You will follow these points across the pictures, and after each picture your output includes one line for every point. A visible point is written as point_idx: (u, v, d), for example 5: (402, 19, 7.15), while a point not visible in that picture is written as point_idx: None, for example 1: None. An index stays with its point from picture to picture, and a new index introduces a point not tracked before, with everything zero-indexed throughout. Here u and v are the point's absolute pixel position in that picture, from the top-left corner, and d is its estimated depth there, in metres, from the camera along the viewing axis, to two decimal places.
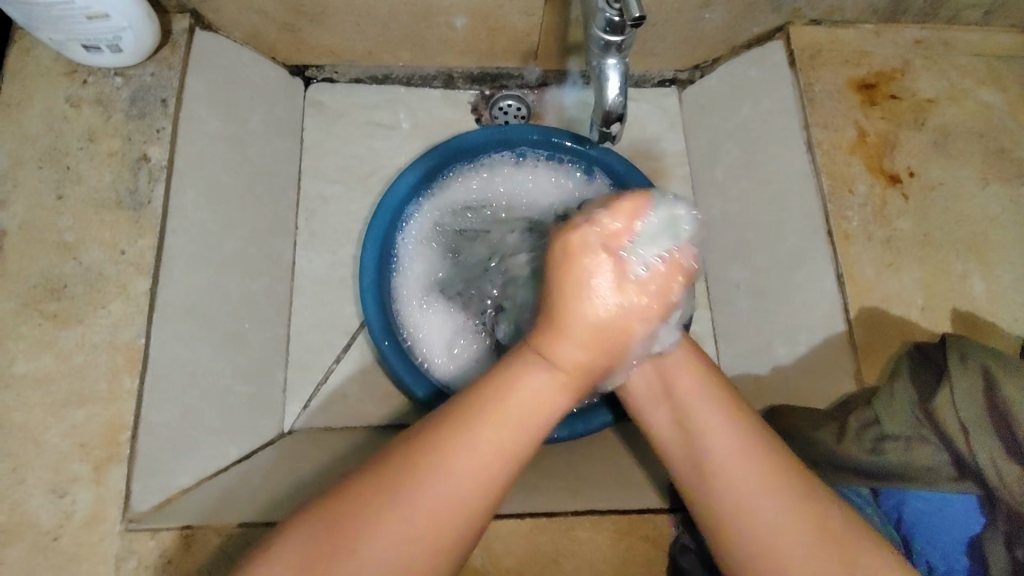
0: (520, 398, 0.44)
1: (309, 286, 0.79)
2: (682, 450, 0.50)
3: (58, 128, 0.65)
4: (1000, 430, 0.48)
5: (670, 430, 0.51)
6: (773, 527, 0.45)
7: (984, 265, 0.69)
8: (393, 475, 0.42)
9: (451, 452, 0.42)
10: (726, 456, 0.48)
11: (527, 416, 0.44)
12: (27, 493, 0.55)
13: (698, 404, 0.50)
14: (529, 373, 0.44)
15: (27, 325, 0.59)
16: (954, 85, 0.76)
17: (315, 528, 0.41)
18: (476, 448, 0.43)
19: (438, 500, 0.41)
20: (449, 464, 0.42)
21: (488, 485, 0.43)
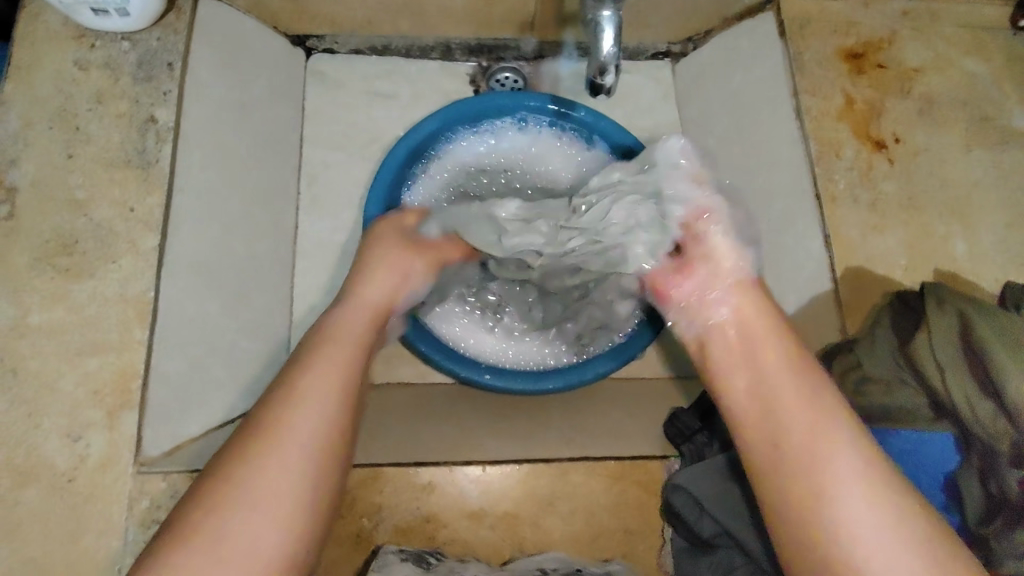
0: (315, 360, 0.50)
1: (312, 249, 0.82)
2: (754, 408, 0.52)
3: (67, 90, 0.66)
4: (974, 369, 0.50)
5: (748, 394, 0.53)
6: (813, 474, 0.47)
7: (966, 227, 0.71)
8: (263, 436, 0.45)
9: (287, 402, 0.47)
10: (803, 413, 0.49)
11: (316, 398, 0.47)
12: (42, 437, 0.57)
13: (778, 372, 0.52)
14: (322, 347, 0.51)
15: (40, 279, 0.61)
16: (940, 54, 0.78)
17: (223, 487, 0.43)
18: (279, 414, 0.46)
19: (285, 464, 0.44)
20: (284, 418, 0.46)
21: (321, 446, 0.46)
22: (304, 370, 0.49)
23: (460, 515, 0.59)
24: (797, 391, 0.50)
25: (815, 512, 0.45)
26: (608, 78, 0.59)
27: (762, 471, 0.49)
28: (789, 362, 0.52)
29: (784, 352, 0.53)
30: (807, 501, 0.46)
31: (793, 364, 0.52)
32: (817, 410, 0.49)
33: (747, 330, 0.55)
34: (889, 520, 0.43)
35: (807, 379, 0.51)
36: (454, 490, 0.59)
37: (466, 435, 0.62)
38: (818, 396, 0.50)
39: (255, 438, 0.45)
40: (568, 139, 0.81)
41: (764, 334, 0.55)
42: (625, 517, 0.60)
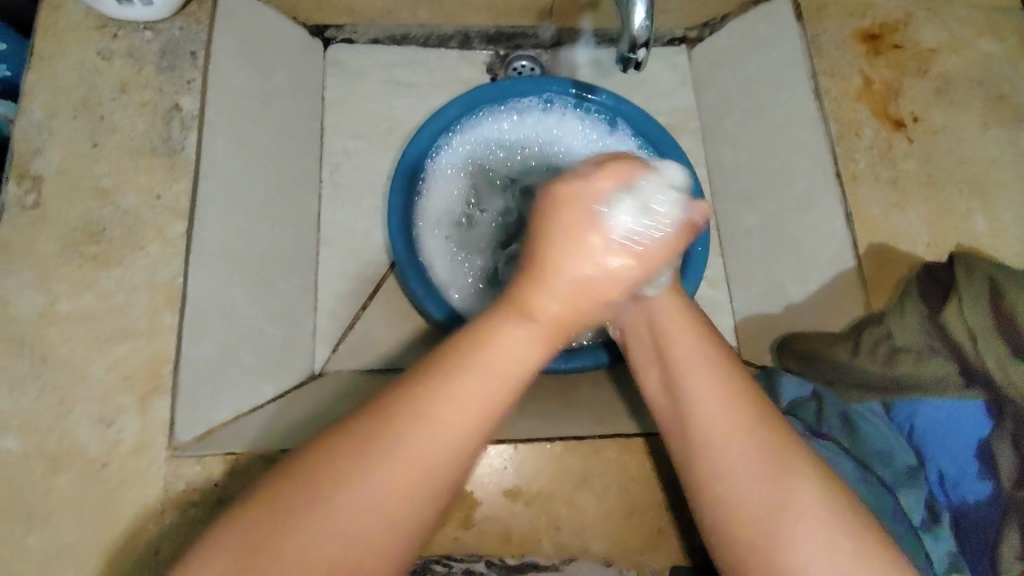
0: (500, 352, 0.44)
1: (333, 237, 0.82)
2: (667, 397, 0.49)
3: (91, 80, 0.66)
4: (1005, 333, 0.51)
5: (663, 396, 0.50)
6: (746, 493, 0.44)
7: (986, 203, 0.72)
8: (382, 421, 0.41)
9: (438, 400, 0.42)
10: (718, 418, 0.46)
11: (508, 364, 0.44)
12: (75, 423, 0.57)
13: (694, 364, 0.48)
14: (506, 329, 0.45)
15: (68, 266, 0.61)
16: (955, 35, 0.78)
17: (310, 477, 0.40)
18: (458, 395, 0.42)
19: (437, 436, 0.41)
20: (468, 387, 0.43)
21: (437, 471, 0.41)
22: (494, 330, 0.45)
23: (495, 494, 0.58)
24: (721, 399, 0.46)
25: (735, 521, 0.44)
26: (641, 52, 0.59)
27: (694, 474, 0.46)
28: (707, 350, 0.49)
29: (704, 346, 0.49)
30: (715, 493, 0.45)
31: (714, 366, 0.48)
32: (732, 412, 0.46)
33: (661, 322, 0.51)
34: (818, 524, 0.42)
35: (739, 387, 0.47)
36: (489, 467, 0.59)
37: (498, 419, 0.62)
38: (730, 395, 0.47)
39: (361, 427, 0.41)
40: (592, 121, 0.81)
41: (676, 328, 0.51)
42: (660, 493, 0.60)
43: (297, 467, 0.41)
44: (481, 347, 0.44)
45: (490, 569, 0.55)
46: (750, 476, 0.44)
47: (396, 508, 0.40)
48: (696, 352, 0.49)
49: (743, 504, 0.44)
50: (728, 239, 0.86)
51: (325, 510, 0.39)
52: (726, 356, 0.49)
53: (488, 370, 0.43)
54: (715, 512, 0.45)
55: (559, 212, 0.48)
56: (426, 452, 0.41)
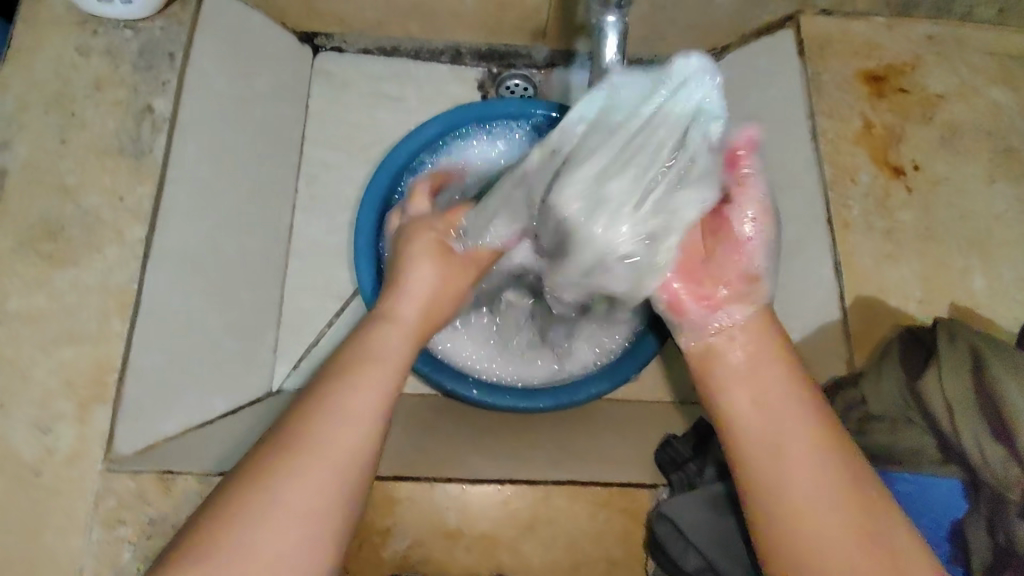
0: (381, 354, 0.48)
1: (306, 249, 0.80)
2: (766, 426, 0.47)
3: (67, 75, 0.65)
4: (986, 411, 0.46)
5: (752, 415, 0.48)
6: (820, 510, 0.44)
7: (985, 261, 0.68)
8: (284, 432, 0.42)
9: (335, 415, 0.43)
10: (817, 471, 0.45)
11: (391, 352, 0.48)
12: (11, 427, 0.54)
13: (778, 395, 0.48)
14: (386, 335, 0.49)
15: (22, 264, 0.59)
16: (964, 82, 0.75)
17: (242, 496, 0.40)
18: (356, 389, 0.45)
19: (356, 425, 0.43)
20: (361, 379, 0.45)
21: (353, 475, 0.42)
22: (371, 334, 0.49)
23: (435, 533, 0.56)
24: (805, 436, 0.46)
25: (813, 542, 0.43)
26: (614, 66, 0.57)
27: (755, 487, 0.46)
28: (794, 384, 0.49)
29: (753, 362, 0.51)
30: (800, 524, 0.44)
31: (799, 392, 0.48)
32: (838, 468, 0.45)
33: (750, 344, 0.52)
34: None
35: (820, 417, 0.47)
36: (429, 507, 0.56)
37: (451, 455, 0.60)
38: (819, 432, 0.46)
39: (267, 450, 0.42)
40: None
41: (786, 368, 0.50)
42: (608, 547, 0.57)
43: (228, 494, 0.40)
44: (360, 351, 0.48)
45: None
46: (829, 533, 0.43)
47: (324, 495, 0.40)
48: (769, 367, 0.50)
49: (835, 524, 0.43)
50: None
51: (266, 512, 0.39)
52: (819, 399, 0.48)
53: (377, 370, 0.46)
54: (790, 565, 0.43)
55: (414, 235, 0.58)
56: (334, 445, 0.42)
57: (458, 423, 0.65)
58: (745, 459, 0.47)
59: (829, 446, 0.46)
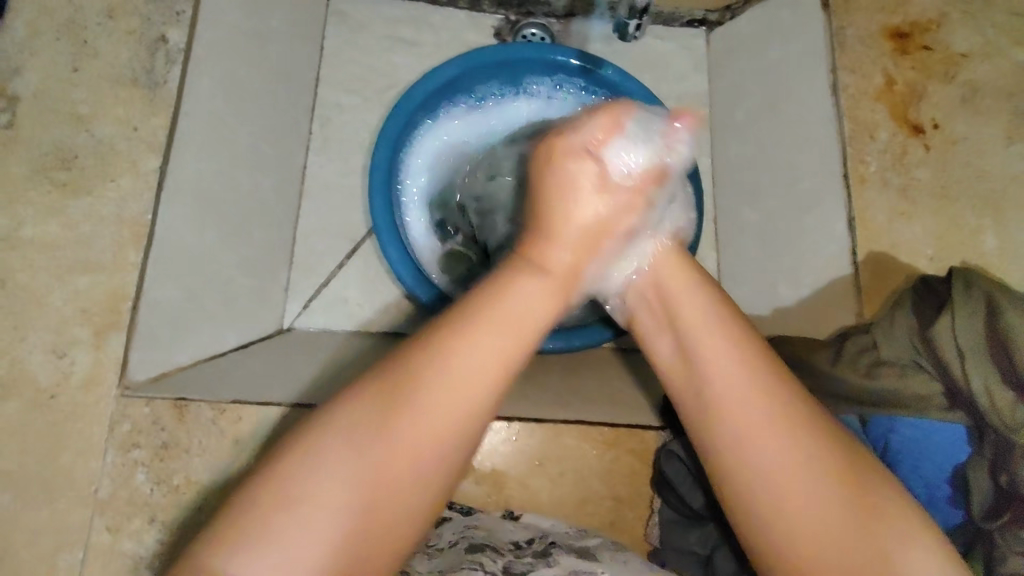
0: (510, 303, 0.43)
1: (317, 191, 0.79)
2: (680, 366, 0.47)
3: (78, 2, 0.64)
4: (997, 356, 0.48)
5: (674, 358, 0.48)
6: (791, 483, 0.42)
7: (999, 222, 0.68)
8: (418, 372, 0.40)
9: (451, 377, 0.40)
10: (757, 414, 0.43)
11: (526, 323, 0.43)
12: (27, 351, 0.55)
13: (705, 323, 0.47)
14: (523, 282, 0.44)
15: (35, 191, 0.58)
16: (989, 41, 0.74)
17: (374, 390, 0.40)
18: (494, 333, 0.41)
19: (462, 394, 0.40)
20: (494, 327, 0.42)
21: (460, 437, 0.40)
22: (509, 287, 0.43)
23: None
24: (730, 364, 0.45)
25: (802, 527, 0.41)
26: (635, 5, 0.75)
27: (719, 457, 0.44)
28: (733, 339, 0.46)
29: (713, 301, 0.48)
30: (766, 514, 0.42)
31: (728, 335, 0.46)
32: (792, 426, 0.42)
33: (694, 309, 0.48)
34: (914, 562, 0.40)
35: (739, 331, 0.46)
36: None
37: None
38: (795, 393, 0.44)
39: (405, 366, 0.40)
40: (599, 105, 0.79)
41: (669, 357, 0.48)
42: (616, 484, 0.60)
43: (368, 393, 0.40)
44: (498, 305, 0.43)
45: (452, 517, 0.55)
46: (800, 487, 0.41)
47: (436, 426, 0.39)
48: (704, 314, 0.47)
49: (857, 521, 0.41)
50: (727, 235, 0.84)
51: (348, 455, 0.38)
52: (725, 305, 0.48)
53: (502, 329, 0.42)
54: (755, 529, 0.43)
55: (553, 168, 0.48)
56: (459, 405, 0.40)
57: None
58: (686, 405, 0.46)
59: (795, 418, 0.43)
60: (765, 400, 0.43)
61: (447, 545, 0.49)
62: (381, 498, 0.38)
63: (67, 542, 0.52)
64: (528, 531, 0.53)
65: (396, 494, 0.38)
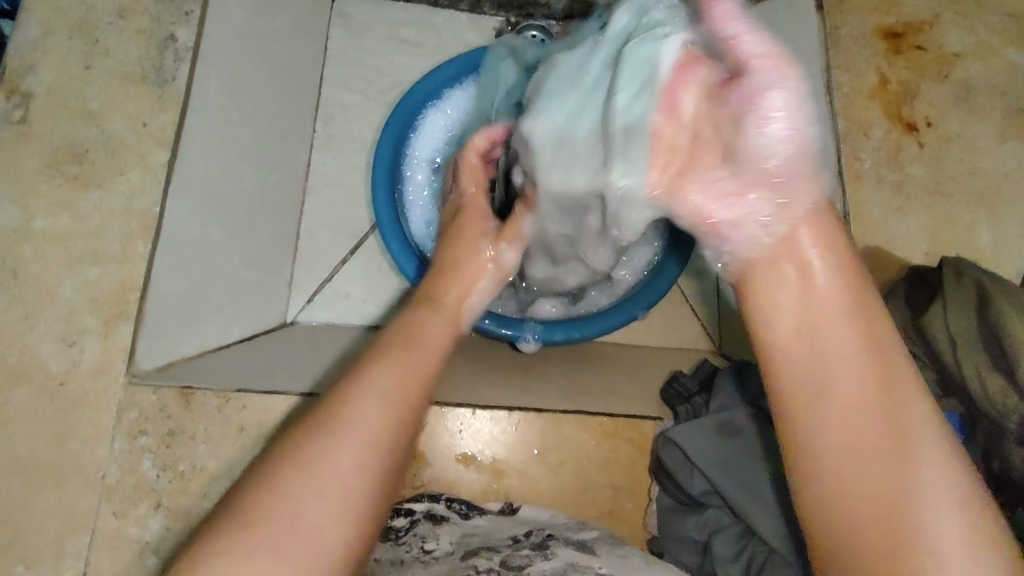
0: (424, 337, 0.46)
1: (321, 188, 0.81)
2: (795, 335, 0.44)
3: (90, 3, 0.66)
4: (988, 344, 0.49)
5: (791, 328, 0.44)
6: (859, 395, 0.41)
7: (992, 217, 0.69)
8: (345, 396, 0.40)
9: (371, 391, 0.40)
10: (860, 385, 0.41)
11: (439, 346, 0.46)
12: (37, 340, 0.56)
13: (825, 287, 0.44)
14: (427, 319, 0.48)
15: (47, 184, 0.60)
16: (982, 41, 0.75)
17: (312, 430, 0.39)
18: (406, 364, 0.43)
19: (387, 405, 0.40)
20: (417, 365, 0.43)
21: (396, 447, 0.40)
22: (422, 325, 0.47)
23: (448, 458, 0.60)
24: (851, 342, 0.42)
25: (885, 500, 0.38)
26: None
27: (813, 429, 0.41)
28: (844, 309, 0.43)
29: (838, 273, 0.45)
30: (834, 457, 0.40)
31: (849, 312, 0.43)
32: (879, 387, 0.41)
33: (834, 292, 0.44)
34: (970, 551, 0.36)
35: (856, 312, 0.43)
36: (440, 430, 0.60)
37: (461, 381, 0.63)
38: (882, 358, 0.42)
39: (339, 390, 0.41)
40: None
41: (789, 327, 0.44)
42: (614, 473, 0.61)
43: (310, 425, 0.39)
44: (413, 330, 0.46)
45: (449, 515, 0.55)
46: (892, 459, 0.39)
47: (375, 439, 0.39)
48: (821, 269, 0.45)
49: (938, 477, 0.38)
50: None
51: (295, 477, 0.36)
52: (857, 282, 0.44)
53: (416, 356, 0.44)
54: (844, 505, 0.39)
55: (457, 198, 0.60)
56: (384, 412, 0.40)
57: (470, 357, 0.66)
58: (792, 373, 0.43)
59: (884, 378, 0.41)
60: (877, 372, 0.41)
61: (445, 554, 0.47)
62: (309, 516, 0.36)
63: (73, 526, 0.53)
64: (524, 527, 0.53)
65: (336, 497, 0.37)
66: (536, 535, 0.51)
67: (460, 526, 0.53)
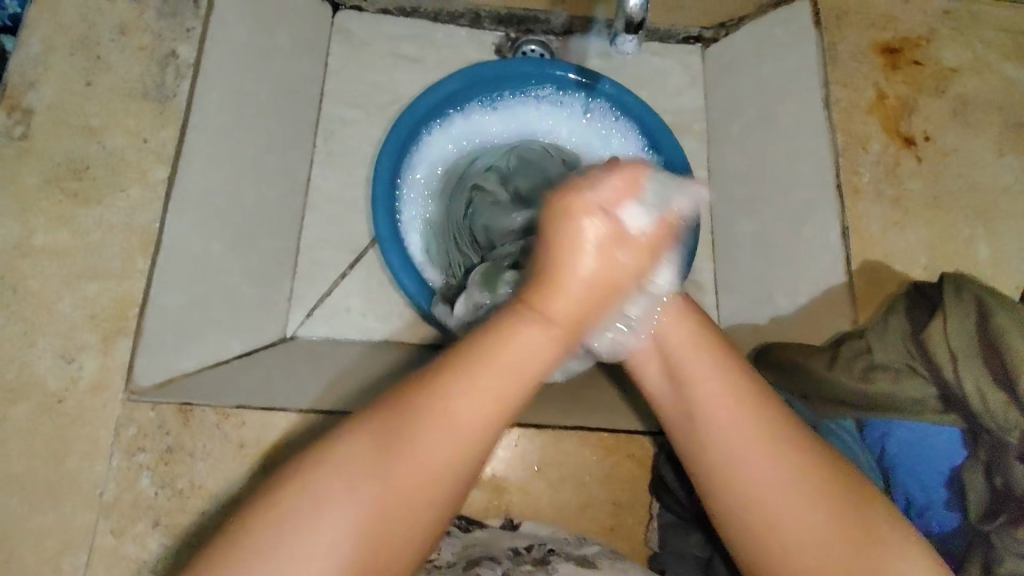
0: (513, 351, 0.40)
1: (321, 204, 0.82)
2: (674, 399, 0.46)
3: (91, 19, 0.66)
4: (989, 360, 0.49)
5: (667, 391, 0.46)
6: (755, 450, 0.43)
7: (991, 231, 0.69)
8: (416, 408, 0.40)
9: (444, 414, 0.39)
10: (734, 428, 0.43)
11: (531, 370, 0.40)
12: (35, 356, 0.56)
13: (685, 346, 0.45)
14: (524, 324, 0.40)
15: (48, 200, 0.60)
16: (979, 56, 0.76)
17: (382, 439, 0.39)
18: (492, 381, 0.40)
19: (454, 437, 0.39)
20: (493, 381, 0.40)
21: (444, 479, 0.40)
22: (510, 339, 0.40)
23: None
24: (717, 385, 0.44)
25: (794, 546, 0.41)
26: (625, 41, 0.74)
27: (721, 487, 0.44)
28: (695, 355, 0.45)
29: (693, 328, 0.46)
30: (751, 512, 0.42)
31: (698, 357, 0.45)
32: (752, 427, 0.43)
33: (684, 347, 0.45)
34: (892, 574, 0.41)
35: (701, 355, 0.45)
36: None
37: None
38: (737, 394, 0.44)
39: (413, 396, 0.40)
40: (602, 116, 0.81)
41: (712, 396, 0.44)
42: (615, 490, 0.61)
43: (380, 433, 0.40)
44: (497, 347, 0.40)
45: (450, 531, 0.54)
46: (794, 506, 0.42)
47: (417, 475, 0.39)
48: (685, 329, 0.46)
49: (831, 509, 0.41)
50: (724, 246, 0.85)
51: (329, 503, 0.38)
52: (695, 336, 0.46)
53: (507, 371, 0.40)
54: (760, 554, 0.42)
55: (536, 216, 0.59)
56: (452, 442, 0.39)
57: None
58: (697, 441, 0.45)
59: (744, 418, 0.43)
60: (741, 409, 0.43)
61: (447, 564, 0.48)
62: (327, 537, 0.37)
63: (70, 544, 0.53)
64: (524, 541, 0.53)
65: (372, 532, 0.38)
66: (537, 548, 0.51)
67: (462, 540, 0.53)
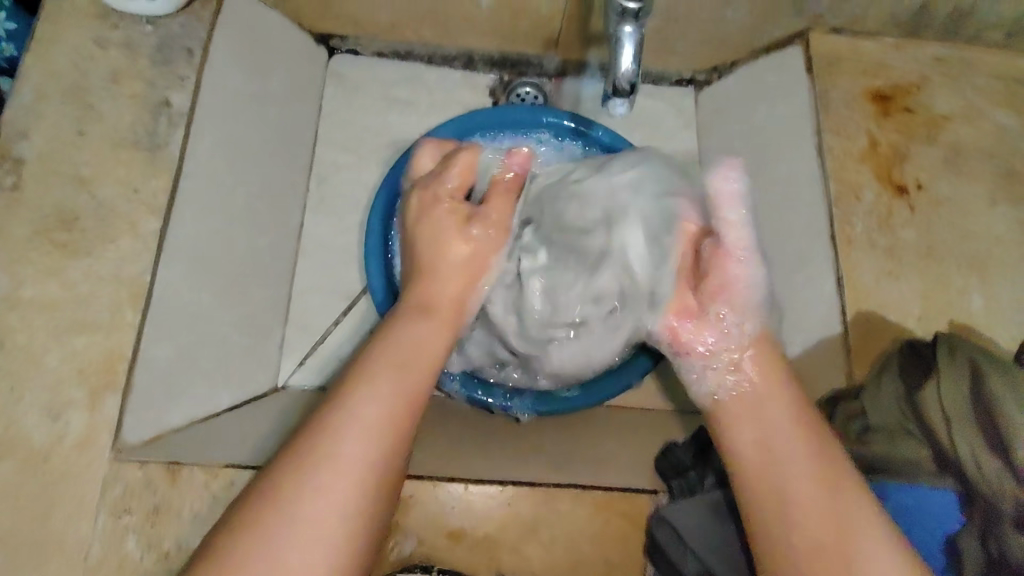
0: (405, 346, 0.51)
1: (313, 249, 0.82)
2: (760, 464, 0.50)
3: (84, 68, 0.66)
4: (983, 425, 0.50)
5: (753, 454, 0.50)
6: (830, 523, 0.46)
7: (984, 281, 0.69)
8: (320, 428, 0.46)
9: (358, 418, 0.46)
10: (822, 507, 0.47)
11: (422, 356, 0.51)
12: (20, 413, 0.55)
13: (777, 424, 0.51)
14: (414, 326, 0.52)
15: (36, 252, 0.59)
16: (970, 104, 0.76)
17: (303, 459, 0.44)
18: (397, 378, 0.48)
19: (369, 435, 0.46)
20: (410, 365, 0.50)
21: (377, 478, 0.45)
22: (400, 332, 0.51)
23: (438, 533, 0.59)
24: (812, 454, 0.49)
25: None
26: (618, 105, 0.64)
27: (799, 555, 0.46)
28: (805, 442, 0.50)
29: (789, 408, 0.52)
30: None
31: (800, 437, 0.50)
32: (842, 508, 0.47)
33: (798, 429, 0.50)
34: None
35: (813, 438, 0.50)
36: (433, 506, 0.59)
37: (454, 455, 0.63)
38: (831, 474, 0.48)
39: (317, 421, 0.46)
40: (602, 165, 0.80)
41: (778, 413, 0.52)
42: (607, 550, 0.59)
43: (290, 461, 0.45)
44: (394, 342, 0.51)
45: None
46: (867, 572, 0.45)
47: (361, 474, 0.44)
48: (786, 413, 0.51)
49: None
50: None
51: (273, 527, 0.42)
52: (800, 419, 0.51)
53: (411, 364, 0.50)
54: None
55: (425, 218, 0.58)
56: (366, 446, 0.45)
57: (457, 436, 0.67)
58: (779, 507, 0.48)
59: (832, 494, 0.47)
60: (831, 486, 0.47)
61: None
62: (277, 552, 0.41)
63: None
64: None
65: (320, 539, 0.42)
66: None
67: None
